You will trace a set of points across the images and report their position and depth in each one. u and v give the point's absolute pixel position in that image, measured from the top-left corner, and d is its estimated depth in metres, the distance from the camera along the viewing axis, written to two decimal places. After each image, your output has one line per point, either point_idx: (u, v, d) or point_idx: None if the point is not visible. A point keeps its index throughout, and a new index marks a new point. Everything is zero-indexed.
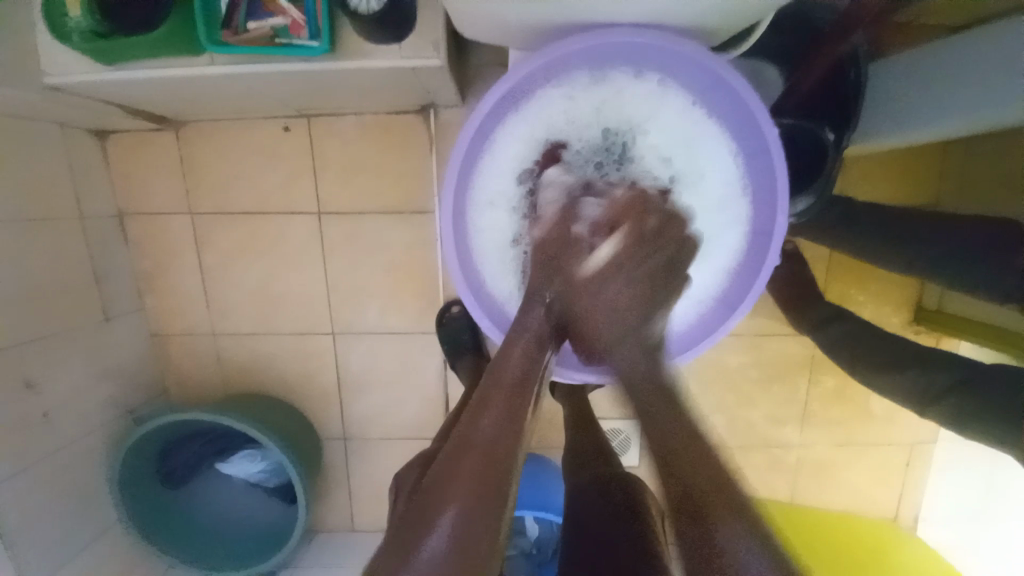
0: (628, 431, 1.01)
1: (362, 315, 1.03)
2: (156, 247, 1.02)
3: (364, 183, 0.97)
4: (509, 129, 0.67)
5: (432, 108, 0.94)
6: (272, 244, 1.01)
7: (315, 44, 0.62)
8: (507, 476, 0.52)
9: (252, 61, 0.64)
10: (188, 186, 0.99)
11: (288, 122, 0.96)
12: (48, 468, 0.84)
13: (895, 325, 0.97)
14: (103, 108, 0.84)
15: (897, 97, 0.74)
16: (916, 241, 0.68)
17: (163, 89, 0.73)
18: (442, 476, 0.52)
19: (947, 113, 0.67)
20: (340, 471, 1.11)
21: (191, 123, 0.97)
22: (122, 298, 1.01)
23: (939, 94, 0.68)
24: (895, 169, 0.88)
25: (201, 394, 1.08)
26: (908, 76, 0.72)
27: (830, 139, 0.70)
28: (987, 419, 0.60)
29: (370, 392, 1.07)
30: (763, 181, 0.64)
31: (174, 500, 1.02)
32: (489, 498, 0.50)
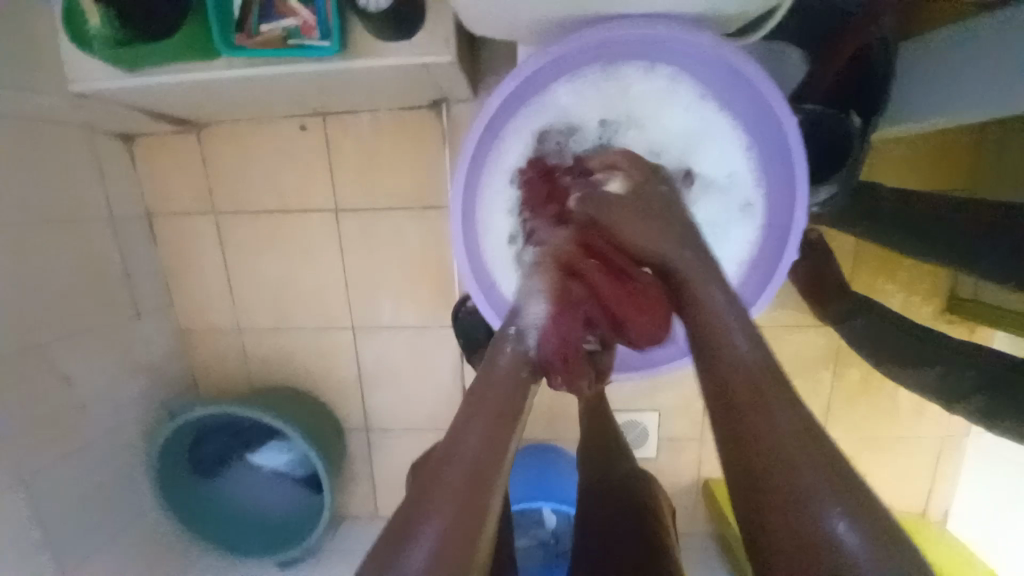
0: (644, 424, 1.01)
1: (379, 310, 1.05)
2: (182, 246, 1.06)
3: (379, 180, 0.98)
4: (517, 129, 0.66)
5: (445, 103, 0.94)
6: (291, 241, 1.03)
7: (326, 44, 0.63)
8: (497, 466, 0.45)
9: (266, 63, 0.65)
10: (211, 186, 1.02)
11: (305, 121, 0.97)
12: (86, 458, 0.90)
13: (926, 315, 0.93)
14: (127, 112, 0.86)
15: (926, 80, 0.70)
16: (943, 232, 0.66)
17: (180, 93, 0.75)
18: (427, 477, 0.43)
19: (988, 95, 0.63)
20: (361, 461, 1.14)
21: (212, 125, 0.99)
22: (151, 295, 1.05)
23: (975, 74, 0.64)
24: (927, 153, 0.84)
25: (228, 387, 1.12)
26: (941, 57, 0.69)
27: (857, 126, 0.67)
28: (1010, 412, 0.58)
29: (388, 385, 1.09)
30: (781, 175, 0.62)
31: (206, 491, 1.06)
32: (480, 493, 0.42)
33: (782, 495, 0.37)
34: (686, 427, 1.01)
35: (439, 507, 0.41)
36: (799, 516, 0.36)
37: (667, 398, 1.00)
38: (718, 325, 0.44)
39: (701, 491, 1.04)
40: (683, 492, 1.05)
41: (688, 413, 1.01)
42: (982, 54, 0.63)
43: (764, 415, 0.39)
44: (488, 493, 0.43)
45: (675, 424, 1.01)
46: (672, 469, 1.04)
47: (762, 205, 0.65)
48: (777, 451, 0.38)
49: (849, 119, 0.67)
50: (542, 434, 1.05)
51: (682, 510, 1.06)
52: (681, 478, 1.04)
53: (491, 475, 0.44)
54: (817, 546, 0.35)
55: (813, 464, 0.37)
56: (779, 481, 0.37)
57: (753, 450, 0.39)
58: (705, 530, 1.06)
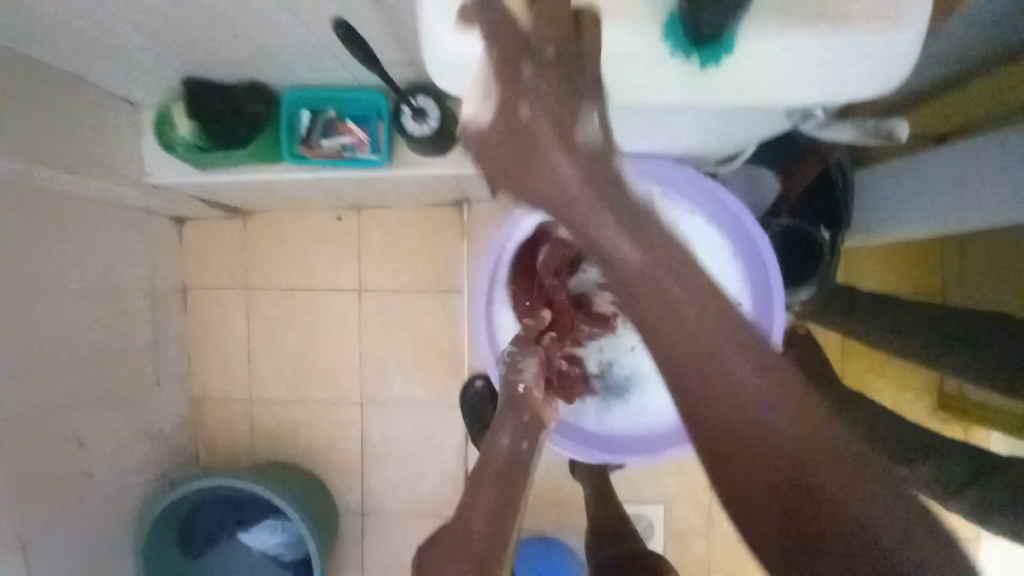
0: (648, 515, 0.99)
1: (389, 387, 1.09)
2: (210, 319, 1.12)
3: (402, 266, 1.07)
4: (534, 234, 0.73)
5: (466, 203, 1.06)
6: (313, 318, 1.10)
7: (376, 157, 0.75)
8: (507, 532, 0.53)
9: (323, 169, 0.76)
10: (246, 265, 1.11)
11: (341, 213, 1.09)
12: (84, 527, 0.88)
13: (919, 411, 0.97)
14: (187, 200, 0.98)
15: (884, 200, 0.82)
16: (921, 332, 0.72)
17: (242, 187, 0.86)
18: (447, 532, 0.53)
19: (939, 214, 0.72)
20: (355, 547, 1.10)
21: (256, 213, 1.11)
22: (173, 364, 1.09)
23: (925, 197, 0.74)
24: (898, 260, 0.94)
25: (230, 461, 1.12)
26: (892, 182, 0.80)
27: (825, 239, 0.78)
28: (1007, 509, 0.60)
29: (392, 464, 1.09)
30: (762, 280, 0.70)
31: (192, 570, 1.03)
32: (495, 551, 0.51)
33: (812, 512, 0.36)
34: (690, 521, 1.00)
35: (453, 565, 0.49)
36: (835, 525, 0.35)
37: (670, 488, 1.00)
38: (709, 371, 0.40)
39: None
40: None
41: (692, 505, 1.00)
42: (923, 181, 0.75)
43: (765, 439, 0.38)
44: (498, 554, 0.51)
45: (679, 517, 1.00)
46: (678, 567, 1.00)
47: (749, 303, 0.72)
48: (789, 470, 0.37)
49: (819, 233, 0.78)
50: (544, 523, 1.03)
51: None
52: None
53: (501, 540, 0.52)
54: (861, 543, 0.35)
55: (832, 468, 0.36)
56: (804, 499, 0.36)
57: (765, 478, 0.37)
58: None
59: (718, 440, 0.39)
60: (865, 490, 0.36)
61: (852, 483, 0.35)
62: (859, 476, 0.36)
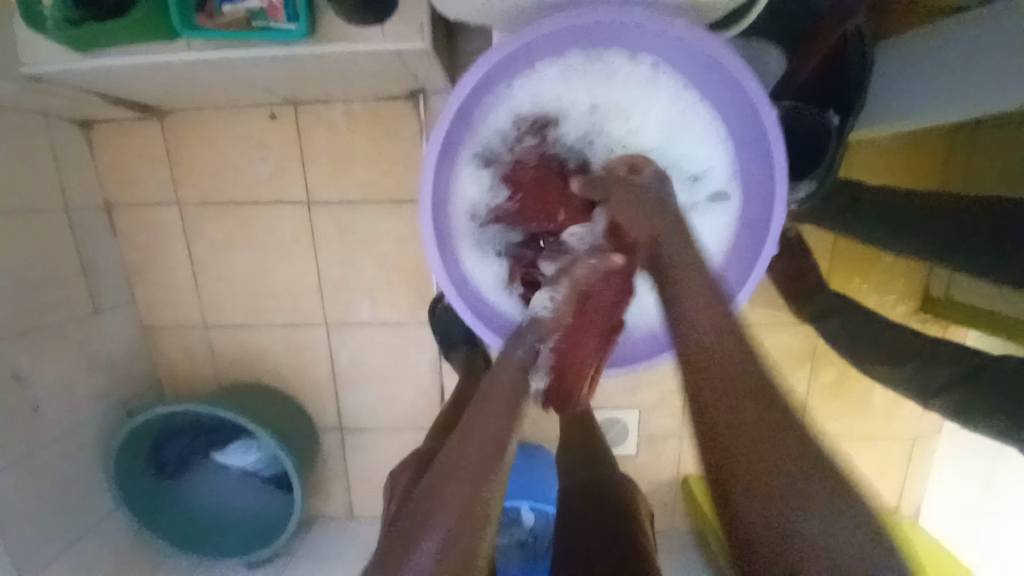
0: (623, 422, 1.00)
1: (355, 308, 1.02)
2: (146, 239, 1.01)
3: (355, 173, 0.95)
4: (493, 121, 0.65)
5: (422, 93, 0.92)
6: (262, 235, 0.99)
7: (293, 27, 0.61)
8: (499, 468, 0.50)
9: (230, 46, 0.62)
10: (175, 176, 0.97)
11: (274, 110, 0.94)
12: (43, 462, 0.85)
13: (900, 314, 0.95)
14: (83, 97, 0.81)
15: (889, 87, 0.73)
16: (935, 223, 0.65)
17: (144, 78, 0.71)
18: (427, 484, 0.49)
19: (950, 97, 0.65)
20: (336, 462, 1.10)
21: (176, 112, 0.95)
22: (112, 291, 0.99)
23: (935, 77, 0.66)
24: (905, 150, 0.85)
25: (193, 389, 1.08)
26: (903, 61, 0.71)
27: (834, 124, 0.69)
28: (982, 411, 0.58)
29: (365, 383, 1.06)
30: (759, 175, 0.62)
31: (169, 494, 1.02)
32: (483, 485, 0.48)
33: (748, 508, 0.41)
34: (665, 425, 1.01)
35: (436, 522, 0.45)
36: (771, 520, 0.40)
37: (646, 396, 1.00)
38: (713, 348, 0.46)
39: (681, 489, 1.04)
40: (662, 491, 1.05)
41: (668, 412, 1.01)
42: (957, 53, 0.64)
43: (755, 449, 0.42)
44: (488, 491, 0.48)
45: (654, 422, 1.01)
46: (652, 468, 1.04)
47: (736, 195, 0.66)
48: (759, 485, 0.41)
49: (829, 118, 0.69)
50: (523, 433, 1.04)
51: (662, 507, 1.05)
52: (661, 477, 1.04)
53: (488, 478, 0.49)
54: (788, 533, 0.40)
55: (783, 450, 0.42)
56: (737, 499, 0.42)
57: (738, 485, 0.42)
58: (683, 527, 1.06)
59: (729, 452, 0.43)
60: (797, 481, 0.41)
61: (779, 462, 0.41)
62: (801, 471, 0.41)
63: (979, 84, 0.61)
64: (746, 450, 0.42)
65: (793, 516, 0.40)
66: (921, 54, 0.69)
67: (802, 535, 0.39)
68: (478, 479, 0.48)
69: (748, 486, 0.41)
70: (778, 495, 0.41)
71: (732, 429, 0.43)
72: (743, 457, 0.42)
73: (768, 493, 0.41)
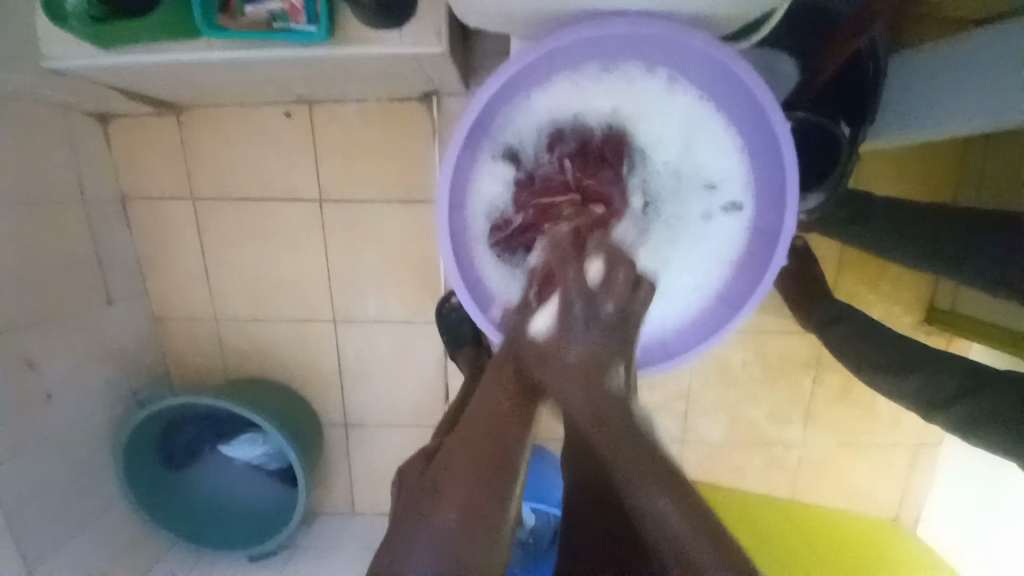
0: None
1: (364, 305, 1.03)
2: (159, 232, 1.02)
3: (367, 172, 0.96)
4: (510, 127, 0.66)
5: (436, 95, 0.93)
6: (273, 230, 1.00)
7: (312, 29, 0.62)
8: (508, 475, 0.51)
9: (248, 45, 0.64)
10: (190, 170, 0.98)
11: (289, 108, 0.95)
12: (55, 447, 0.87)
13: (906, 325, 0.95)
14: (102, 92, 0.83)
15: (900, 97, 0.73)
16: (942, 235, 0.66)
17: (162, 74, 0.73)
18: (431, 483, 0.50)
19: (961, 111, 0.65)
20: (341, 456, 1.12)
21: (192, 108, 0.96)
22: (125, 283, 1.01)
23: (946, 90, 0.67)
24: (913, 160, 0.85)
25: (201, 380, 1.09)
26: (916, 72, 0.71)
27: (845, 135, 0.70)
28: (996, 422, 0.59)
29: (372, 379, 1.07)
30: (773, 185, 0.63)
31: (176, 483, 1.03)
32: (491, 491, 0.49)
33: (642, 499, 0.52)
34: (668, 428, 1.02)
35: (449, 496, 0.48)
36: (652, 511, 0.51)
37: (649, 399, 1.00)
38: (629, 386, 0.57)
39: None
40: None
41: (670, 415, 1.01)
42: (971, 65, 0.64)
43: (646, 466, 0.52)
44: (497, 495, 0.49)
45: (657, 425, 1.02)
46: None
47: (749, 204, 0.66)
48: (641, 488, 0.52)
49: (840, 129, 0.69)
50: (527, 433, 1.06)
51: None
52: None
53: (495, 481, 0.50)
54: (659, 516, 0.51)
55: (656, 468, 0.53)
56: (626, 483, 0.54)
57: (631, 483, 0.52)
58: None
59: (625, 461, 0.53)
60: (665, 488, 0.51)
61: (655, 470, 0.52)
62: (666, 480, 0.52)
63: (988, 99, 0.62)
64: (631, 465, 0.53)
65: (657, 499, 0.51)
66: (934, 66, 0.69)
67: (663, 515, 0.50)
68: (483, 481, 0.49)
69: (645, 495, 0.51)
70: (652, 487, 0.52)
71: (625, 454, 0.53)
72: (636, 462, 0.52)
73: (647, 482, 0.52)
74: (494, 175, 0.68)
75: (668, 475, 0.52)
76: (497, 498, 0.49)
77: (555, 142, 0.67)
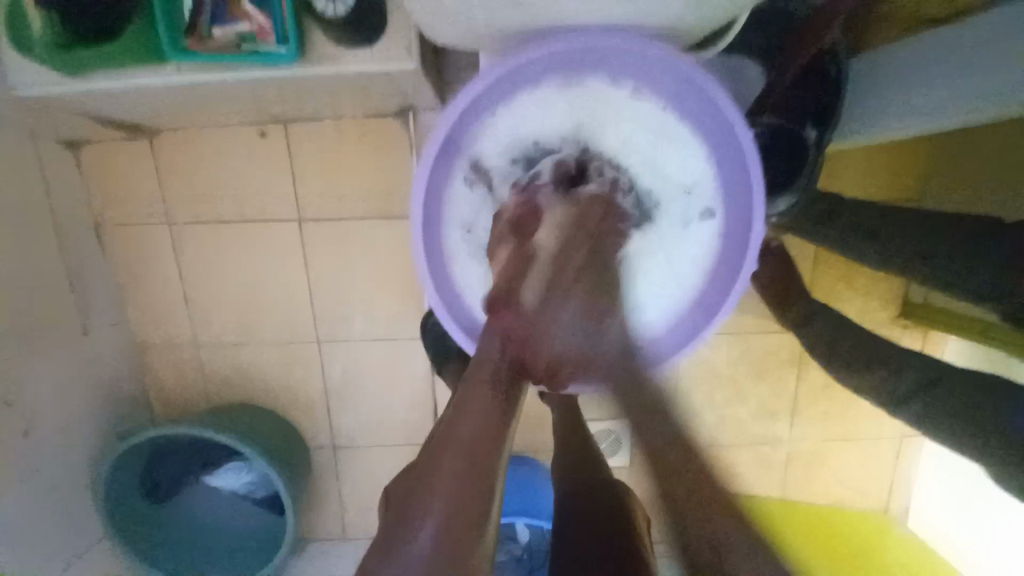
0: (617, 432, 1.01)
1: (348, 323, 1.02)
2: (135, 258, 1.00)
3: (346, 189, 0.96)
4: (478, 142, 0.66)
5: (412, 110, 0.93)
6: (252, 251, 0.99)
7: (283, 49, 0.62)
8: (491, 477, 0.47)
9: (222, 69, 0.63)
10: (165, 194, 0.97)
11: (264, 127, 0.95)
12: (32, 489, 0.83)
13: (882, 319, 0.97)
14: (72, 118, 0.81)
15: (862, 99, 0.75)
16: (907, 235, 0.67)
17: (136, 99, 0.72)
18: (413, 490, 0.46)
19: (920, 110, 0.67)
20: (329, 478, 1.09)
21: (166, 132, 0.95)
22: (101, 312, 0.98)
23: (906, 91, 0.69)
24: (879, 160, 0.88)
25: (183, 408, 1.06)
26: (879, 74, 0.73)
27: (811, 138, 0.71)
28: (958, 417, 0.60)
29: (358, 398, 1.05)
30: (740, 190, 0.65)
31: (159, 517, 1.00)
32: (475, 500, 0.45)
33: (694, 525, 0.47)
34: None
35: (432, 507, 0.44)
36: (704, 532, 0.47)
37: None
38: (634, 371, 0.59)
39: None
40: None
41: None
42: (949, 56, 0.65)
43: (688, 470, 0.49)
44: (481, 500, 0.46)
45: None
46: None
47: (722, 210, 0.66)
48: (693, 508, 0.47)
49: (806, 132, 0.70)
50: (517, 445, 1.04)
51: None
52: None
53: (480, 486, 0.46)
54: (719, 544, 0.46)
55: (707, 492, 0.48)
56: (685, 519, 0.47)
57: (675, 498, 0.48)
58: None
59: (670, 476, 0.49)
60: (716, 510, 0.47)
61: (696, 480, 0.49)
62: (727, 509, 0.48)
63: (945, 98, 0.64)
64: (671, 460, 0.50)
65: (715, 522, 0.47)
66: (895, 68, 0.71)
67: (730, 545, 0.46)
68: (466, 487, 0.45)
69: (687, 504, 0.48)
70: (708, 508, 0.47)
71: (653, 451, 0.51)
72: (683, 479, 0.49)
73: (692, 499, 0.48)
74: (465, 191, 0.68)
75: (710, 475, 0.51)
76: (478, 516, 0.45)
77: (525, 156, 0.67)
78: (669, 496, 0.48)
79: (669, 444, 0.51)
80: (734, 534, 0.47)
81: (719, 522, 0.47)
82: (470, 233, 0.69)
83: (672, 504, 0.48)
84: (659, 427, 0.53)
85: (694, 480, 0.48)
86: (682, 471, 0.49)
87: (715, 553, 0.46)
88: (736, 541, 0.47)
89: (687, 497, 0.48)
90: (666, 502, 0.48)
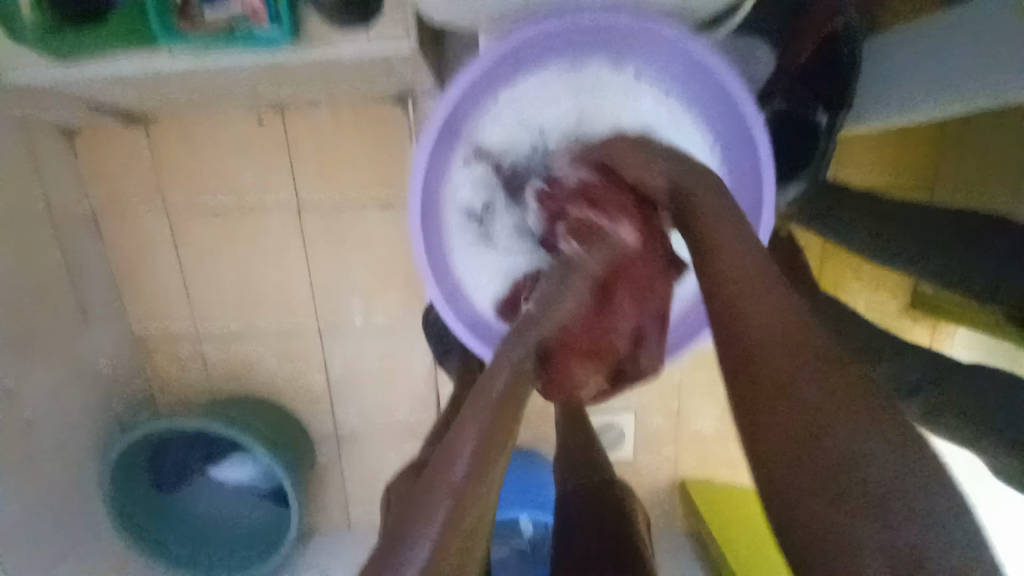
0: (620, 423, 1.00)
1: (348, 314, 1.01)
2: (134, 249, 0.99)
3: (345, 178, 0.94)
4: (480, 129, 0.65)
5: (411, 97, 0.91)
6: (252, 241, 0.98)
7: (277, 30, 0.60)
8: (489, 481, 0.44)
9: (215, 53, 0.62)
10: (163, 184, 0.96)
11: (261, 115, 0.93)
12: (35, 479, 0.84)
13: (891, 310, 0.95)
14: (66, 106, 0.80)
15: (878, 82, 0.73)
16: None
17: (128, 86, 0.70)
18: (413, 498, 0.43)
19: (939, 92, 0.64)
20: (332, 469, 1.09)
21: (161, 121, 0.94)
22: (100, 303, 0.98)
23: (925, 72, 0.66)
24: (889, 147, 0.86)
25: (185, 399, 1.06)
26: (894, 58, 0.71)
27: (822, 123, 0.70)
28: None
29: (359, 389, 1.05)
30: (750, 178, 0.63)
31: (164, 507, 1.00)
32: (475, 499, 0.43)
33: (797, 473, 0.32)
34: (663, 424, 1.01)
35: (432, 515, 0.41)
36: (819, 472, 0.32)
37: (642, 395, 0.99)
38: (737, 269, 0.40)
39: (679, 489, 1.04)
40: (661, 491, 1.04)
41: (663, 411, 1.00)
42: (964, 24, 0.61)
43: (803, 384, 0.34)
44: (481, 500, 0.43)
45: (651, 422, 1.01)
46: (649, 468, 1.03)
47: None
48: (791, 436, 0.33)
49: (817, 117, 0.69)
50: (520, 436, 1.04)
51: (661, 508, 1.05)
52: (659, 477, 1.04)
53: (481, 483, 0.44)
54: (853, 476, 0.31)
55: (833, 396, 0.33)
56: (784, 457, 0.33)
57: (767, 426, 0.34)
58: (683, 527, 1.06)
59: (777, 383, 0.34)
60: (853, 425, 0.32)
61: (827, 405, 0.33)
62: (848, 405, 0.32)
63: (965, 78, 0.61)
64: (798, 388, 0.34)
65: (854, 447, 0.31)
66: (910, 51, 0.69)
67: (869, 477, 0.31)
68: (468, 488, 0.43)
69: (819, 430, 0.32)
70: (817, 434, 0.32)
71: (753, 351, 0.36)
72: (791, 405, 0.33)
73: (792, 426, 0.33)
74: (467, 180, 0.67)
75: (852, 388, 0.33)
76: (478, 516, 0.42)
77: (528, 145, 0.66)
78: (757, 435, 0.34)
79: (762, 336, 0.36)
80: (871, 455, 0.31)
81: (848, 444, 0.31)
82: (472, 223, 0.68)
83: (785, 439, 0.33)
84: (765, 320, 0.37)
85: (790, 386, 0.34)
86: (794, 386, 0.34)
87: (834, 499, 0.31)
88: (901, 489, 0.30)
89: (794, 431, 0.33)
90: (760, 433, 0.34)
